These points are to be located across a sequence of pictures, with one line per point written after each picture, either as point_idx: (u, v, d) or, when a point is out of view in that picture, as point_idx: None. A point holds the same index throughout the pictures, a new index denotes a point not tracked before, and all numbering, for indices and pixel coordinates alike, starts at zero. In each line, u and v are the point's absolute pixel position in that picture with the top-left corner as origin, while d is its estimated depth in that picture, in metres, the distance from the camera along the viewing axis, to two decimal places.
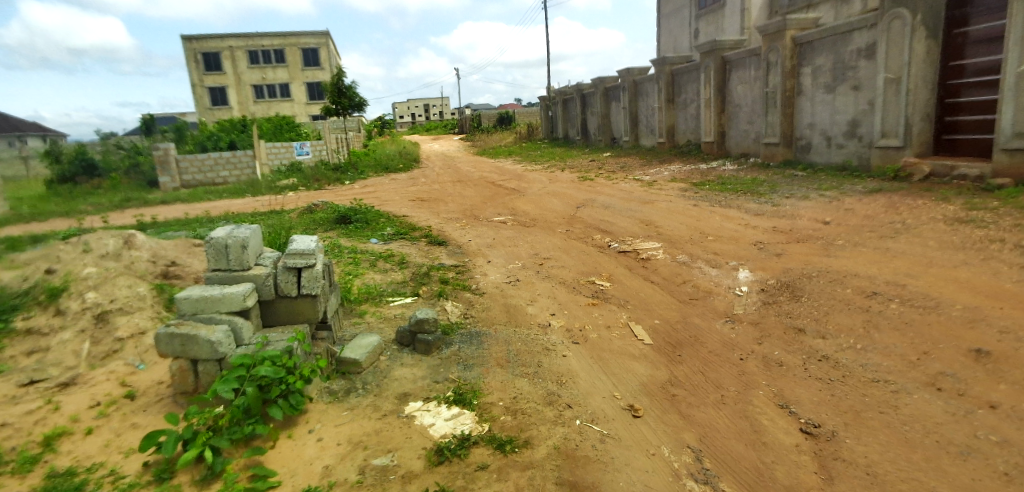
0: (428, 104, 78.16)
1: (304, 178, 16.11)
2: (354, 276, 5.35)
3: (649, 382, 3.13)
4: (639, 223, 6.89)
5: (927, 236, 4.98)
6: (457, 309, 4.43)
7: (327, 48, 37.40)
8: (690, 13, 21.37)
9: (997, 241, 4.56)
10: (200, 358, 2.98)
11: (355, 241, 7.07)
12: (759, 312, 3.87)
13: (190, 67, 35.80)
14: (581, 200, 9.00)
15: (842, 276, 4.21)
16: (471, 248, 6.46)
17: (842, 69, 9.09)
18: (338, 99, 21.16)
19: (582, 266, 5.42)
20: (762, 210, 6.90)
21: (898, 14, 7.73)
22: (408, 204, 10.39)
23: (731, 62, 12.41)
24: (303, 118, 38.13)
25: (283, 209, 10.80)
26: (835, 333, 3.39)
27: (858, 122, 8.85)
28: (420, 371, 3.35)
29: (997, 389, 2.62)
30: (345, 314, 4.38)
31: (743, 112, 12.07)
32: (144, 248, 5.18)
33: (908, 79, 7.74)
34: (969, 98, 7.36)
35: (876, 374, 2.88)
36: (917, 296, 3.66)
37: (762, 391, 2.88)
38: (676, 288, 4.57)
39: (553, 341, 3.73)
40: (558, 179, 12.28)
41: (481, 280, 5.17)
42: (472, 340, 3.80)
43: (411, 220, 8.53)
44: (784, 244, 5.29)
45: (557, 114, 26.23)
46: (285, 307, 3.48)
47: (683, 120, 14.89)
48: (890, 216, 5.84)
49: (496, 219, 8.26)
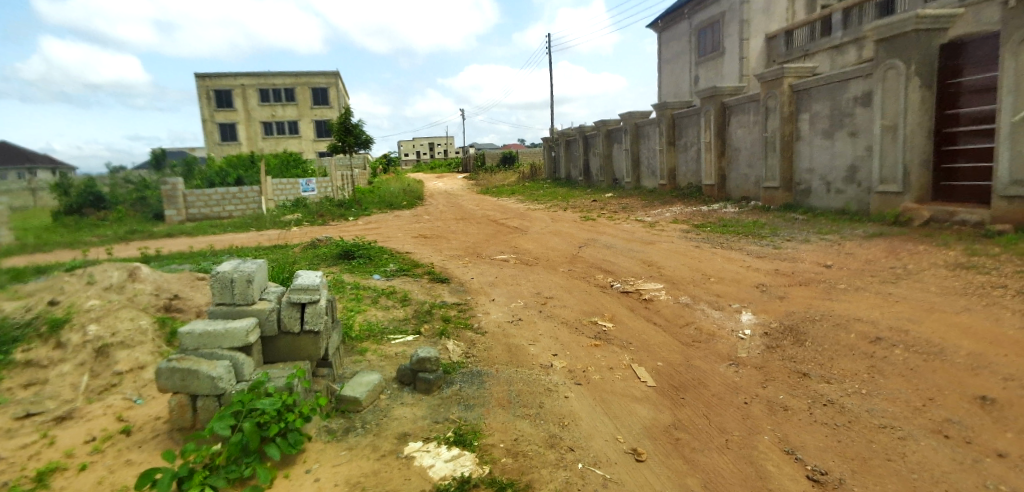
0: (433, 142, 79.86)
1: (308, 214, 16.30)
2: (356, 312, 5.34)
3: (652, 425, 3.09)
4: (641, 263, 6.93)
5: (928, 281, 5.00)
6: (458, 348, 4.41)
7: (337, 87, 38.50)
8: (689, 60, 22.07)
9: (999, 287, 4.57)
10: (200, 394, 2.96)
11: (357, 276, 7.10)
12: (762, 356, 3.83)
13: (202, 104, 36.75)
14: (583, 240, 9.08)
15: (845, 320, 4.20)
16: (473, 286, 6.47)
17: (839, 115, 9.30)
18: (345, 137, 21.62)
19: (584, 306, 5.41)
20: (763, 252, 6.94)
21: (893, 64, 7.97)
22: (411, 241, 10.48)
23: (730, 107, 12.71)
24: (310, 154, 38.86)
25: (287, 244, 10.91)
26: (839, 377, 3.36)
27: (857, 167, 8.99)
28: (420, 410, 3.32)
29: (1004, 437, 2.58)
30: (346, 352, 4.35)
31: (743, 157, 12.27)
32: (147, 281, 5.20)
33: (905, 126, 7.91)
34: (966, 145, 7.47)
35: (882, 420, 2.84)
36: (921, 342, 3.64)
37: (767, 436, 2.84)
38: (678, 330, 4.55)
39: (554, 381, 3.70)
40: (560, 218, 12.41)
41: (482, 319, 5.17)
42: (473, 379, 3.77)
43: (413, 256, 8.59)
44: (786, 287, 5.29)
45: (560, 155, 26.69)
46: (286, 343, 3.48)
47: (684, 163, 15.13)
48: (891, 261, 5.87)
49: (498, 257, 8.32)
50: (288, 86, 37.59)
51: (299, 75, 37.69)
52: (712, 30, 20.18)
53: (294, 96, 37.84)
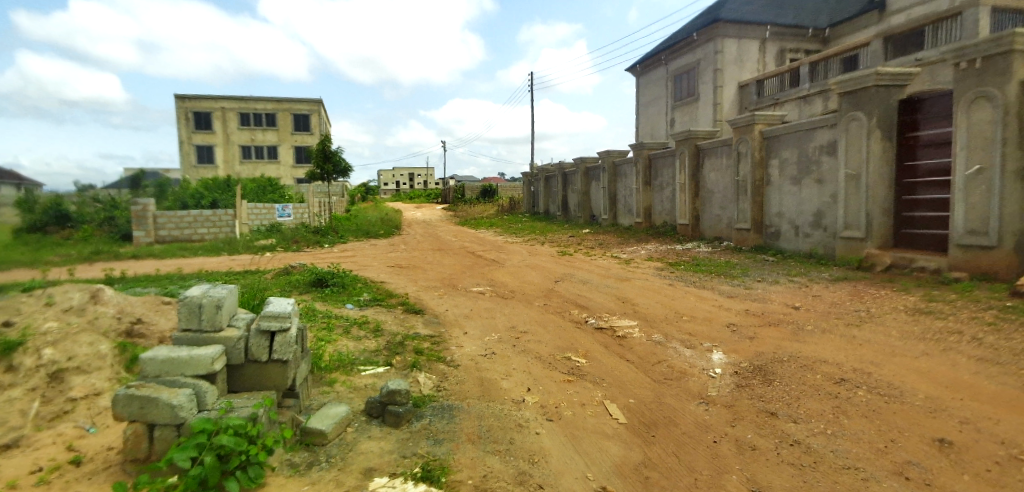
0: (413, 173, 80.54)
1: (283, 239, 16.10)
2: (326, 342, 5.24)
3: (622, 462, 3.08)
4: (616, 299, 7.02)
5: (890, 325, 5.17)
6: (430, 381, 4.35)
7: (318, 115, 38.70)
8: (666, 104, 22.87)
9: (956, 333, 4.75)
10: (157, 423, 2.85)
11: (329, 305, 7.00)
12: (732, 395, 3.88)
13: (180, 125, 36.42)
14: (559, 274, 9.16)
15: (811, 361, 4.29)
16: (447, 318, 6.43)
17: (807, 162, 9.72)
18: (323, 164, 21.51)
19: (558, 341, 5.41)
20: (734, 292, 7.10)
21: (856, 117, 8.42)
22: (386, 270, 10.44)
23: (704, 150, 13.15)
24: (288, 180, 38.61)
25: (258, 269, 10.78)
26: (806, 417, 3.42)
27: (823, 212, 9.34)
28: (387, 444, 3.25)
29: (961, 480, 2.64)
30: (314, 383, 4.25)
31: (716, 199, 12.62)
32: (110, 304, 5.03)
33: (868, 175, 8.31)
34: (924, 196, 7.85)
35: (846, 461, 2.88)
36: (882, 385, 3.75)
37: (735, 476, 2.85)
38: (651, 368, 4.57)
39: (526, 417, 3.67)
40: (537, 252, 12.50)
41: (455, 352, 5.12)
42: (443, 414, 3.72)
43: (388, 286, 8.55)
44: (755, 327, 5.40)
45: (539, 190, 27.05)
46: (252, 373, 3.39)
47: (659, 202, 15.49)
48: (855, 304, 6.08)
49: (474, 289, 8.33)
50: (269, 111, 37.62)
51: (281, 100, 37.81)
52: (688, 76, 21.03)
53: (275, 121, 37.81)
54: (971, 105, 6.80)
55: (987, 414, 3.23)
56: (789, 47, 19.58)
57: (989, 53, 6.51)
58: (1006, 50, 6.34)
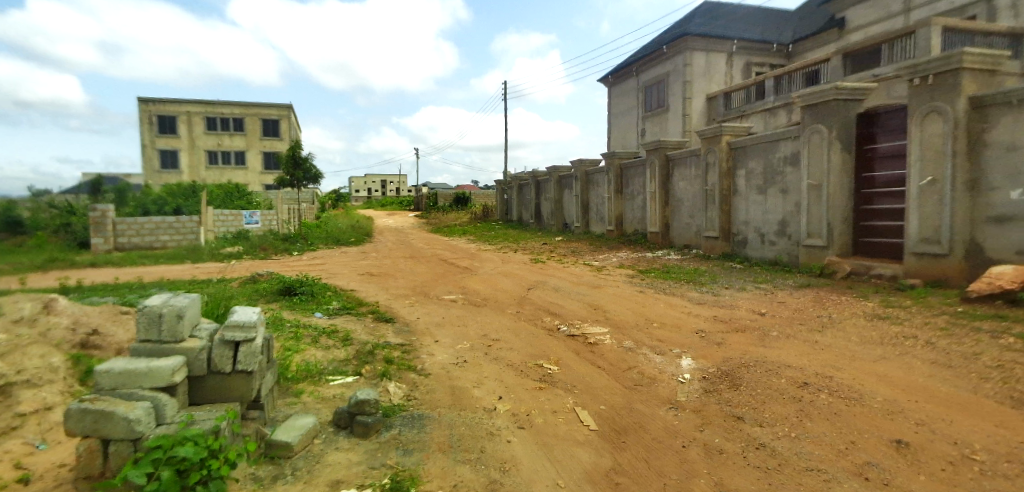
0: (385, 180, 79.84)
1: (250, 247, 15.71)
2: (293, 352, 5.11)
3: (593, 469, 3.09)
4: (587, 306, 7.07)
5: (850, 330, 5.35)
6: (400, 391, 4.30)
7: (288, 120, 38.04)
8: (636, 114, 23.30)
9: (911, 338, 4.94)
10: (113, 438, 2.73)
11: (297, 314, 6.85)
12: (701, 400, 3.95)
13: (143, 129, 35.30)
14: (532, 282, 9.18)
15: (776, 366, 4.40)
16: (419, 327, 6.36)
17: (771, 172, 10.02)
18: (293, 171, 21.10)
19: (530, 349, 5.41)
20: (703, 299, 7.24)
21: (817, 129, 8.73)
22: (356, 278, 10.28)
23: (673, 160, 13.42)
24: (256, 186, 37.77)
25: (224, 277, 10.49)
26: (771, 420, 3.50)
27: (787, 221, 9.64)
28: (356, 455, 3.18)
29: (917, 479, 2.73)
30: (280, 394, 4.14)
31: (685, 207, 12.87)
32: (64, 314, 4.81)
33: (828, 185, 8.62)
34: (881, 205, 8.18)
35: (809, 463, 2.96)
36: (843, 388, 3.87)
37: (703, 480, 2.90)
38: (622, 374, 4.62)
39: (497, 425, 3.66)
40: (510, 260, 12.51)
41: (427, 361, 5.07)
42: (414, 423, 3.67)
43: (359, 294, 8.42)
44: (723, 334, 5.51)
45: (512, 198, 27.11)
46: (214, 384, 3.29)
47: (630, 210, 15.72)
48: (818, 310, 6.27)
49: (446, 297, 8.27)
50: (237, 115, 36.78)
51: (250, 105, 37.05)
52: (658, 87, 21.48)
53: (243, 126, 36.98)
54: (924, 120, 7.13)
55: (940, 415, 3.37)
56: (754, 61, 20.20)
57: (940, 70, 6.85)
58: (955, 67, 6.69)
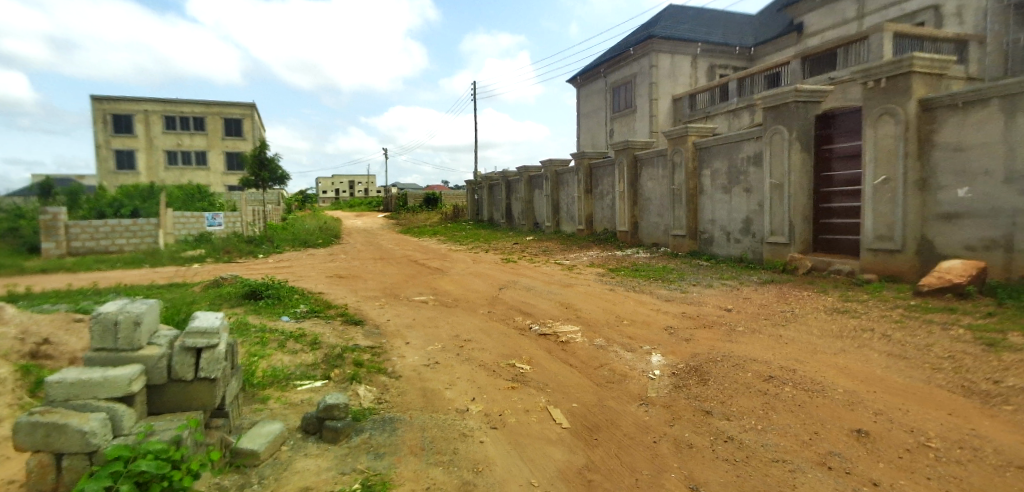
0: (353, 181, 78.75)
1: (213, 250, 15.23)
2: (259, 357, 4.97)
3: (566, 467, 3.10)
4: (559, 305, 7.10)
5: (812, 324, 5.54)
6: (370, 394, 4.22)
7: (252, 119, 36.97)
8: (605, 115, 23.58)
9: (868, 330, 5.14)
10: (66, 452, 2.60)
11: (264, 318, 6.68)
12: (670, 396, 4.02)
13: (97, 128, 33.91)
14: (503, 282, 9.17)
15: (742, 360, 4.51)
16: (389, 329, 6.28)
17: (735, 172, 10.28)
18: (258, 172, 20.52)
19: (502, 349, 5.40)
20: (671, 296, 7.37)
21: (778, 130, 9.00)
22: (325, 281, 10.10)
23: (641, 160, 13.63)
24: (218, 187, 36.56)
25: (185, 282, 10.15)
26: (738, 414, 3.58)
27: (751, 220, 9.90)
28: (325, 462, 3.11)
29: (877, 467, 2.83)
30: (245, 400, 4.01)
31: (653, 207, 13.07)
32: (11, 323, 4.57)
33: (790, 184, 8.89)
34: (839, 204, 8.48)
35: (775, 454, 3.04)
36: (806, 380, 4.00)
37: (674, 474, 2.94)
38: (594, 371, 4.66)
39: (470, 426, 3.63)
40: (481, 260, 12.48)
41: (397, 363, 4.99)
42: (385, 427, 3.61)
43: (327, 297, 8.26)
44: (691, 330, 5.63)
45: (482, 198, 27.05)
46: (175, 393, 3.16)
47: (600, 209, 15.88)
48: (781, 305, 6.47)
49: (417, 298, 8.19)
50: (197, 114, 35.66)
51: (211, 104, 35.89)
52: (626, 89, 21.79)
53: (204, 125, 35.85)
54: (878, 121, 7.43)
55: (897, 405, 3.51)
56: (718, 63, 20.70)
57: (892, 74, 7.15)
58: (906, 71, 7.00)
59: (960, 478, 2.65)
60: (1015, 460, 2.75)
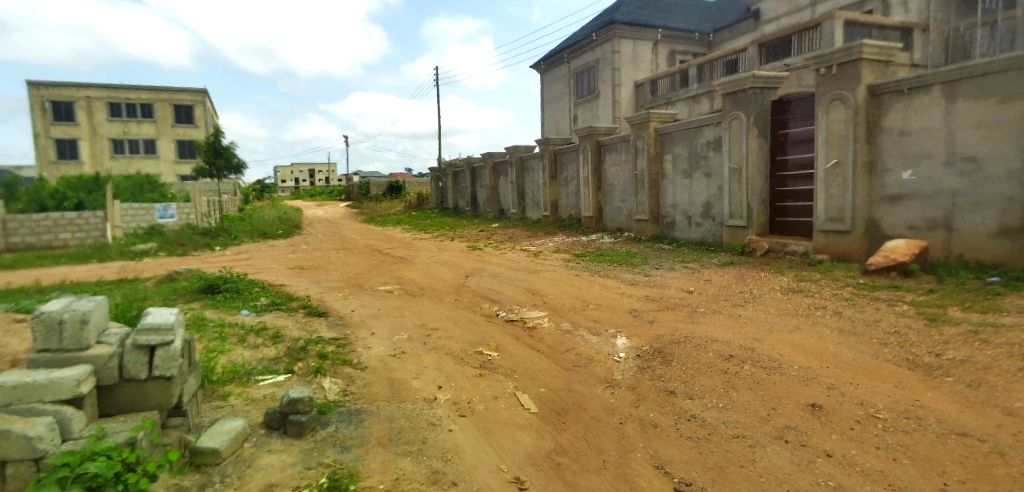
0: (313, 169, 76.73)
1: (165, 243, 14.60)
2: (218, 353, 4.81)
3: (535, 451, 3.13)
4: (526, 291, 7.13)
5: (769, 304, 5.75)
6: (335, 386, 4.15)
7: (203, 106, 35.27)
8: (569, 101, 23.62)
9: (821, 309, 5.37)
10: (10, 459, 2.45)
11: (222, 312, 6.45)
12: (635, 377, 4.10)
13: (34, 116, 31.89)
14: (469, 269, 9.13)
15: (703, 341, 4.64)
16: (354, 320, 6.17)
17: (696, 157, 10.49)
18: (213, 160, 19.63)
19: (469, 336, 5.40)
20: (635, 280, 7.51)
21: (736, 116, 9.22)
22: (286, 273, 9.83)
23: (605, 146, 13.74)
24: (170, 177, 34.86)
25: (137, 277, 9.70)
26: (700, 393, 3.69)
27: (711, 204, 10.15)
28: (290, 457, 3.05)
29: (831, 439, 2.97)
30: (204, 398, 3.88)
31: (617, 192, 13.23)
32: None
33: (747, 169, 9.15)
34: (794, 187, 8.77)
35: (735, 430, 3.15)
36: (763, 359, 4.15)
37: (640, 454, 3.01)
38: (561, 356, 4.71)
39: (438, 415, 3.62)
40: (447, 248, 12.38)
41: (363, 354, 4.92)
42: (351, 419, 3.56)
43: (288, 289, 8.05)
44: (654, 312, 5.75)
45: (447, 185, 26.80)
46: (128, 393, 3.02)
47: (565, 196, 15.97)
48: (740, 286, 6.68)
49: (382, 288, 8.08)
50: (144, 101, 33.90)
51: (159, 89, 34.19)
52: (589, 75, 21.87)
53: (152, 112, 34.11)
54: (830, 106, 7.70)
55: (848, 379, 3.69)
56: (678, 49, 20.96)
57: (843, 61, 7.40)
58: (855, 58, 7.26)
59: (906, 446, 2.81)
60: (955, 427, 2.93)
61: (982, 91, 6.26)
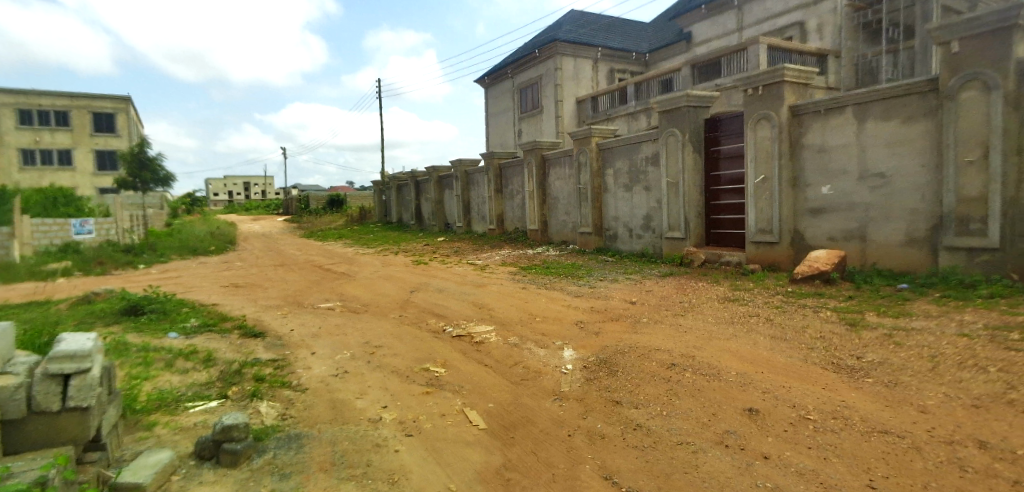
0: (248, 182, 73.54)
1: (81, 261, 13.47)
2: (142, 380, 4.46)
3: (484, 468, 3.09)
4: (472, 305, 7.08)
5: (707, 312, 5.99)
6: (273, 410, 3.94)
7: (127, 114, 33.15)
8: (513, 116, 23.94)
9: (755, 316, 5.66)
10: None
11: (145, 336, 5.99)
12: (582, 389, 4.15)
13: None
14: (414, 284, 8.97)
15: (647, 350, 4.77)
16: (293, 339, 5.90)
17: (636, 171, 10.86)
18: (138, 172, 18.34)
19: (415, 353, 5.29)
20: (580, 291, 7.64)
21: (673, 132, 9.64)
22: (218, 291, 9.29)
23: (549, 160, 13.98)
24: (87, 190, 32.34)
25: (46, 299, 8.87)
26: (645, 401, 3.79)
27: (651, 217, 10.52)
28: (223, 488, 2.85)
29: (767, 441, 3.11)
30: (126, 429, 3.58)
31: (561, 205, 13.47)
32: None
33: (684, 183, 9.57)
34: (727, 201, 9.24)
35: (679, 437, 3.24)
36: (703, 366, 4.31)
37: (588, 465, 3.04)
38: (509, 370, 4.70)
39: (384, 435, 3.51)
40: (392, 263, 12.14)
41: (303, 375, 4.72)
42: (290, 444, 3.39)
43: (221, 309, 7.61)
44: (600, 323, 5.86)
45: (391, 199, 26.36)
46: (37, 428, 2.73)
47: (511, 209, 16.08)
48: (680, 296, 6.94)
49: (322, 305, 7.79)
50: (59, 108, 31.44)
51: (76, 96, 31.80)
52: (533, 90, 22.28)
53: (67, 120, 31.65)
54: (757, 124, 8.20)
55: (780, 383, 3.89)
56: (617, 68, 21.76)
57: (768, 82, 7.92)
58: (778, 80, 7.79)
59: (836, 445, 2.98)
60: (877, 425, 3.15)
61: (888, 113, 6.86)
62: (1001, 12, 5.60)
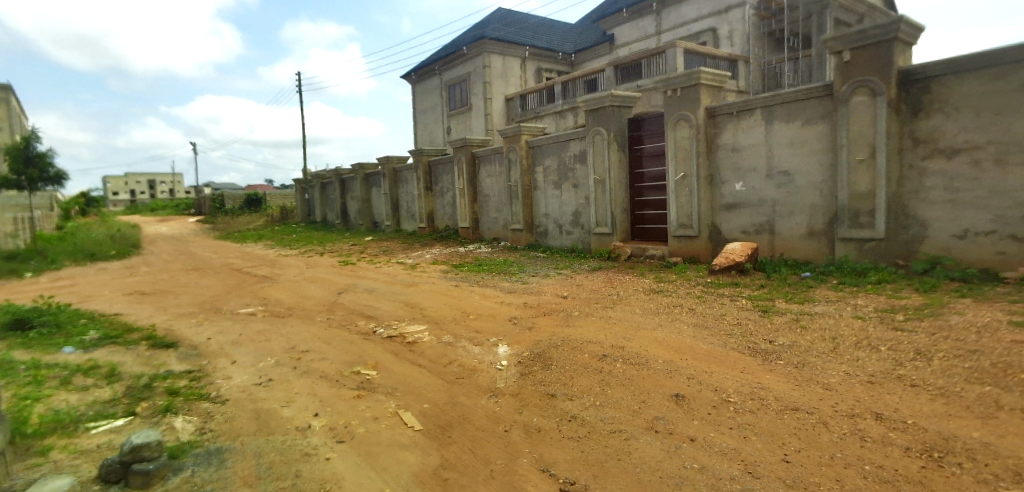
0: (153, 180, 67.76)
1: None
2: (32, 400, 3.98)
3: (421, 470, 3.04)
4: (404, 305, 6.94)
5: (635, 304, 6.24)
6: (190, 425, 3.66)
7: (6, 103, 29.54)
8: (441, 112, 23.68)
9: (678, 306, 5.97)
10: None
11: (36, 352, 5.36)
12: (517, 384, 4.19)
13: None
14: (342, 285, 8.67)
15: (579, 343, 4.89)
16: (210, 348, 5.52)
17: (564, 169, 11.10)
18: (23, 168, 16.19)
19: (345, 356, 5.12)
20: (513, 288, 7.70)
21: (599, 131, 9.93)
22: (122, 300, 8.50)
23: (479, 157, 13.96)
24: None
25: None
26: (579, 393, 3.88)
27: (579, 213, 10.80)
28: None
29: (693, 424, 3.29)
30: (15, 456, 3.18)
31: (492, 202, 13.51)
32: None
33: (610, 180, 9.90)
34: (650, 197, 9.67)
35: (611, 426, 3.36)
36: (633, 356, 4.48)
37: (526, 459, 3.07)
38: (443, 369, 4.65)
39: (314, 444, 3.36)
40: (317, 263, 11.64)
41: (222, 386, 4.42)
42: (210, 460, 3.16)
43: (125, 319, 6.96)
44: (532, 318, 5.95)
45: (314, 197, 25.29)
46: None
47: (441, 206, 15.91)
48: (609, 289, 7.17)
49: (242, 310, 7.35)
50: None
51: None
52: (461, 87, 22.18)
53: None
54: (677, 124, 8.63)
55: (703, 369, 4.13)
56: (544, 67, 22.11)
57: (685, 85, 8.36)
58: (695, 83, 8.24)
59: (753, 424, 3.21)
60: (789, 403, 3.43)
61: (791, 115, 7.44)
62: (884, 27, 6.22)
